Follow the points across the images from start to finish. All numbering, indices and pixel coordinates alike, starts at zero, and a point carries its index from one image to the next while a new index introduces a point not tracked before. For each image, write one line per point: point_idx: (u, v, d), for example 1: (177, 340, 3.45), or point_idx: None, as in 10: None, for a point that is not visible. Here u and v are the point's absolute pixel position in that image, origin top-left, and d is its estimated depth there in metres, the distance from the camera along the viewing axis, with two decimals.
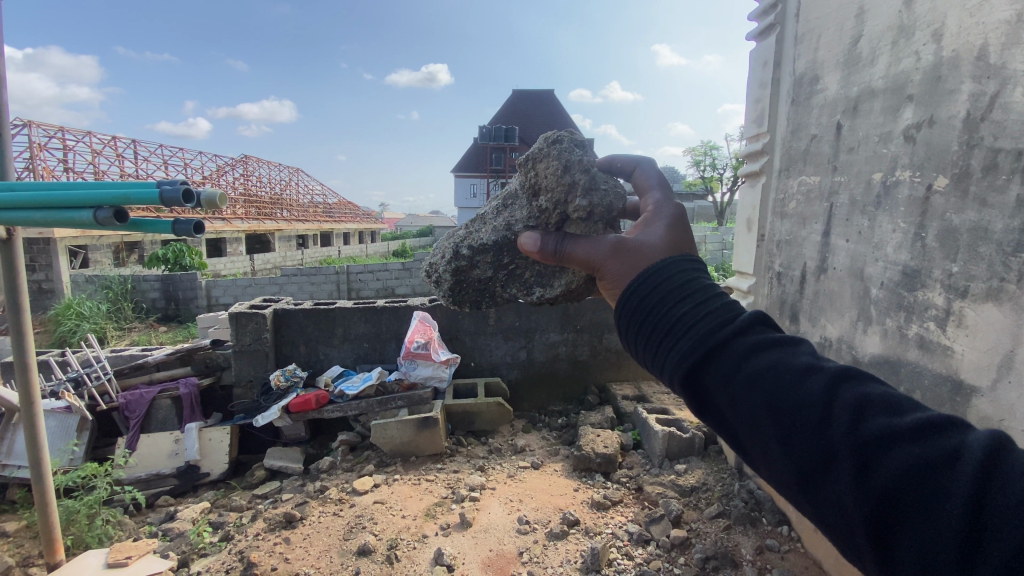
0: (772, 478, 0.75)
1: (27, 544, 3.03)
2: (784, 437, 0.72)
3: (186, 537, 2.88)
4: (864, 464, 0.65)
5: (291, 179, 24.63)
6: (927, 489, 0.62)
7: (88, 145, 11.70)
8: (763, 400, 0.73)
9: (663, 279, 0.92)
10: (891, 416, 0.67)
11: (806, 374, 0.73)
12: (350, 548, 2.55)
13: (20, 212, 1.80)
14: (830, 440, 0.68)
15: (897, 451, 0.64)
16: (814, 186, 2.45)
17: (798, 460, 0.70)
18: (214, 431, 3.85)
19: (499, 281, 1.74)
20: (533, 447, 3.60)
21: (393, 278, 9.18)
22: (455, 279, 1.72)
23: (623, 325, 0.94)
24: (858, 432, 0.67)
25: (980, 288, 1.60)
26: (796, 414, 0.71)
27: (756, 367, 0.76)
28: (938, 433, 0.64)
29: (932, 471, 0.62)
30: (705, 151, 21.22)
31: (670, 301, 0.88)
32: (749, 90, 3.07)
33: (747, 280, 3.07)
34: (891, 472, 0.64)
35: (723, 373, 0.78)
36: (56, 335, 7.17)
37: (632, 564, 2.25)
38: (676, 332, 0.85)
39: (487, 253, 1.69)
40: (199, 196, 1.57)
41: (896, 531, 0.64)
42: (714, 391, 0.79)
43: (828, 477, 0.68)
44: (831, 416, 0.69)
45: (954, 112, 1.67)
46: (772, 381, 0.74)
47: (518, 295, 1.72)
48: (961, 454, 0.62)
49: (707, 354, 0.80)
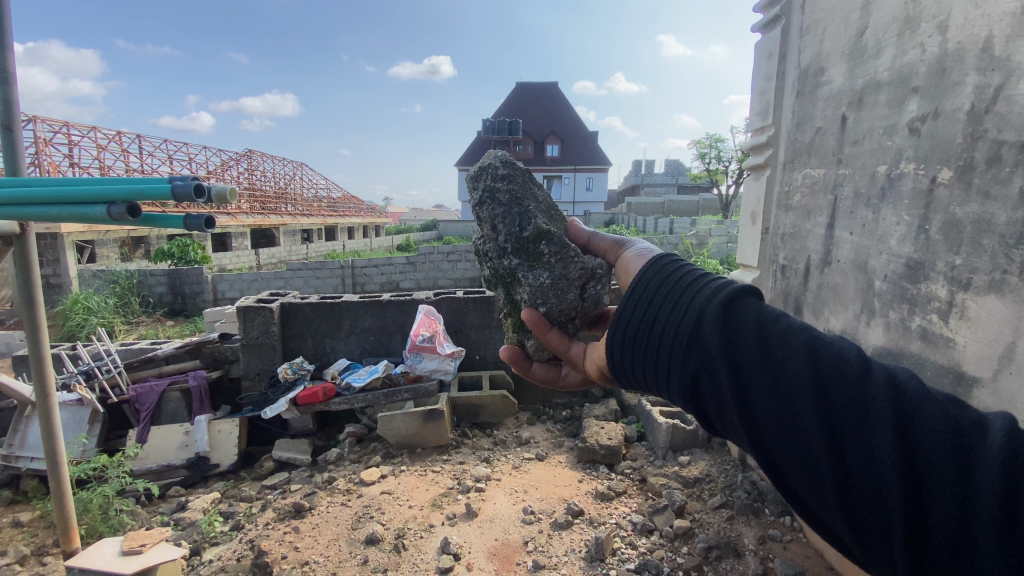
0: (795, 442, 0.78)
1: (42, 533, 3.09)
2: (819, 393, 0.76)
3: (197, 527, 2.95)
4: (903, 427, 0.70)
5: (296, 174, 24.72)
6: (963, 454, 0.67)
7: (93, 140, 11.80)
8: (802, 352, 0.79)
9: (682, 260, 1.07)
10: (921, 387, 0.73)
11: (839, 342, 0.80)
12: (359, 537, 2.59)
13: (36, 208, 1.83)
14: (867, 397, 0.73)
15: (931, 412, 0.69)
16: (818, 178, 2.45)
17: (833, 423, 0.74)
18: (223, 423, 3.92)
19: (537, 204, 1.84)
20: (538, 439, 3.64)
21: (398, 271, 9.29)
22: (526, 169, 1.90)
23: (648, 279, 1.05)
24: (896, 392, 0.72)
25: (982, 280, 1.61)
26: (835, 370, 0.76)
27: (787, 321, 0.85)
28: (965, 408, 0.70)
29: (966, 436, 0.67)
30: (710, 143, 21.08)
31: (697, 271, 1.01)
32: (755, 83, 3.06)
33: (752, 273, 3.07)
34: (927, 435, 0.69)
35: (758, 323, 0.85)
36: (63, 330, 7.24)
37: (635, 553, 2.28)
38: (704, 287, 0.95)
39: (550, 196, 1.95)
40: (210, 191, 1.59)
41: (927, 493, 0.67)
42: (745, 334, 0.86)
43: (863, 441, 0.72)
44: (869, 376, 0.74)
45: (959, 104, 1.68)
46: (806, 336, 0.81)
47: (539, 218, 1.78)
48: (988, 426, 0.68)
49: (740, 303, 0.89)
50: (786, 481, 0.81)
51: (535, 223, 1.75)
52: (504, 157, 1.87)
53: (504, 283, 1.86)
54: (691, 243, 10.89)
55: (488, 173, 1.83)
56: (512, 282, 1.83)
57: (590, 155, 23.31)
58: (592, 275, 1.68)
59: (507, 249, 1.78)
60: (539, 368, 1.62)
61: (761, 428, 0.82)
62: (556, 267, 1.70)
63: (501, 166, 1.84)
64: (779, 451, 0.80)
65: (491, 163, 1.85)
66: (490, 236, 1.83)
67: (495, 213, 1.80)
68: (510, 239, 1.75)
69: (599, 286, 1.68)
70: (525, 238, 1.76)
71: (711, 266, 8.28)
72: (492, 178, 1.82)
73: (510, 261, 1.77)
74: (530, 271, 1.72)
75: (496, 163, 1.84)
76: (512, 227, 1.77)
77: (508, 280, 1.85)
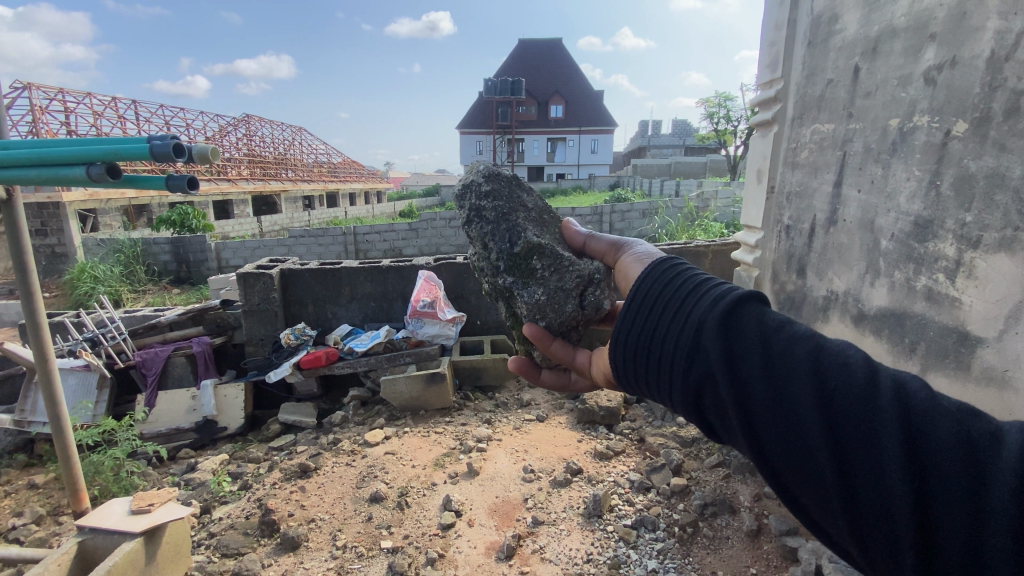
0: (798, 455, 0.76)
1: (56, 494, 3.20)
2: (824, 405, 0.73)
3: (207, 486, 3.04)
4: (912, 440, 0.67)
5: (295, 138, 24.30)
6: (973, 467, 0.64)
7: (89, 106, 11.59)
8: (806, 362, 0.77)
9: (680, 264, 1.02)
10: (931, 397, 0.70)
11: (845, 349, 0.77)
12: (363, 495, 2.66)
13: (16, 170, 1.79)
14: (875, 410, 0.70)
15: (941, 426, 0.67)
16: (827, 134, 2.35)
17: (838, 436, 0.72)
18: (229, 388, 3.99)
19: (526, 212, 1.78)
20: (539, 401, 3.68)
21: (401, 238, 9.24)
22: (512, 176, 1.82)
23: (646, 287, 1.01)
24: (904, 404, 0.69)
25: (993, 237, 1.56)
26: (839, 380, 0.74)
27: (794, 334, 0.81)
28: (976, 418, 0.67)
29: (976, 450, 0.65)
30: (719, 102, 20.38)
31: (699, 272, 0.97)
32: (764, 33, 2.91)
33: (756, 234, 3.00)
34: (937, 449, 0.66)
35: (760, 331, 0.82)
36: (72, 299, 7.33)
37: (632, 509, 2.34)
38: (704, 296, 0.91)
39: (543, 197, 1.87)
40: (189, 150, 1.54)
41: (935, 508, 0.65)
42: (748, 344, 0.82)
43: (870, 454, 0.69)
44: (877, 388, 0.72)
45: (977, 51, 1.58)
46: (812, 345, 0.78)
47: (530, 230, 1.71)
48: (1002, 438, 0.65)
49: (743, 312, 0.85)
50: (792, 494, 0.79)
51: (524, 236, 1.69)
52: (486, 171, 1.78)
53: (504, 298, 1.82)
54: (696, 204, 10.71)
55: (471, 190, 1.77)
56: (510, 298, 1.80)
57: (594, 115, 22.67)
58: (590, 279, 1.63)
59: (500, 267, 1.73)
60: (547, 375, 1.59)
61: (764, 440, 0.80)
62: (550, 280, 1.65)
63: (485, 182, 1.77)
64: (782, 464, 0.78)
65: (474, 178, 1.78)
66: (483, 254, 1.78)
67: (485, 231, 1.75)
68: (501, 258, 1.70)
69: (598, 291, 1.63)
70: (517, 253, 1.70)
71: (716, 228, 8.16)
72: (477, 197, 1.75)
73: (504, 279, 1.72)
74: (525, 289, 1.67)
75: (478, 181, 1.77)
76: (502, 243, 1.71)
77: (507, 296, 1.81)
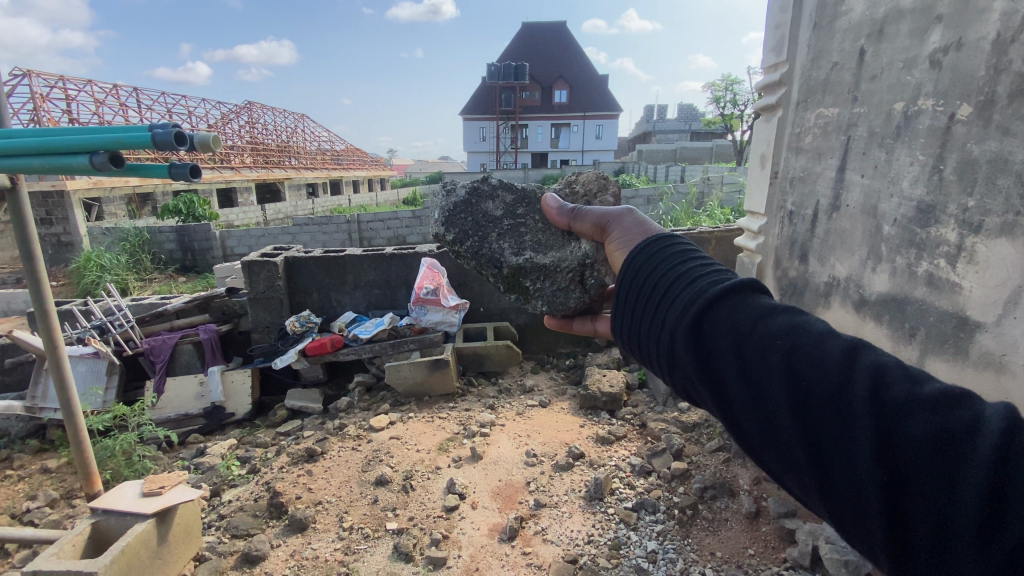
0: (775, 450, 0.75)
1: (69, 478, 3.28)
2: (795, 402, 0.71)
3: (216, 470, 3.10)
4: (884, 432, 0.64)
5: (297, 126, 24.19)
6: (946, 462, 0.61)
7: (92, 94, 11.57)
8: (778, 359, 0.74)
9: (664, 254, 0.99)
10: (911, 386, 0.66)
11: (824, 339, 0.73)
12: (369, 479, 2.72)
13: (21, 159, 1.80)
14: (848, 405, 0.68)
15: (917, 421, 0.63)
16: (831, 118, 2.33)
17: (809, 428, 0.70)
18: (236, 374, 4.04)
19: (498, 227, 1.77)
20: (541, 387, 3.71)
21: (404, 226, 9.23)
22: (467, 197, 1.78)
23: (629, 284, 1.01)
24: (879, 399, 0.66)
25: (994, 222, 1.56)
26: (811, 376, 0.71)
27: (769, 328, 0.77)
28: (957, 406, 0.63)
29: (951, 444, 0.61)
30: (726, 85, 20.07)
31: (679, 259, 0.96)
32: (770, 15, 2.87)
33: (759, 220, 2.99)
34: (911, 445, 0.63)
35: (734, 328, 0.80)
36: (80, 288, 7.41)
37: (633, 492, 2.38)
38: (682, 293, 0.89)
39: (510, 193, 1.79)
40: (192, 138, 1.55)
41: (909, 503, 0.63)
42: (722, 343, 0.81)
43: (843, 450, 0.67)
44: (850, 381, 0.68)
45: (984, 33, 1.56)
46: (786, 340, 0.75)
47: (507, 251, 1.74)
48: (981, 429, 0.61)
49: (717, 309, 0.83)
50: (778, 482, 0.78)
51: (504, 261, 1.73)
52: (442, 218, 1.76)
53: None
54: (700, 191, 10.61)
55: (441, 241, 1.80)
56: None
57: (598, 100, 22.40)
58: (583, 265, 1.66)
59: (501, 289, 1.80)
60: None
61: (745, 434, 0.79)
62: (546, 289, 1.69)
63: (448, 230, 1.76)
64: (763, 456, 0.78)
65: (437, 229, 1.79)
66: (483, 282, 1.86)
67: (474, 264, 1.80)
68: (498, 286, 1.77)
69: (595, 272, 1.63)
70: (506, 276, 1.75)
71: (721, 215, 8.11)
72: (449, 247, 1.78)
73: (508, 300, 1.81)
74: (529, 305, 1.75)
75: (441, 233, 1.77)
76: (492, 271, 1.76)
77: None
